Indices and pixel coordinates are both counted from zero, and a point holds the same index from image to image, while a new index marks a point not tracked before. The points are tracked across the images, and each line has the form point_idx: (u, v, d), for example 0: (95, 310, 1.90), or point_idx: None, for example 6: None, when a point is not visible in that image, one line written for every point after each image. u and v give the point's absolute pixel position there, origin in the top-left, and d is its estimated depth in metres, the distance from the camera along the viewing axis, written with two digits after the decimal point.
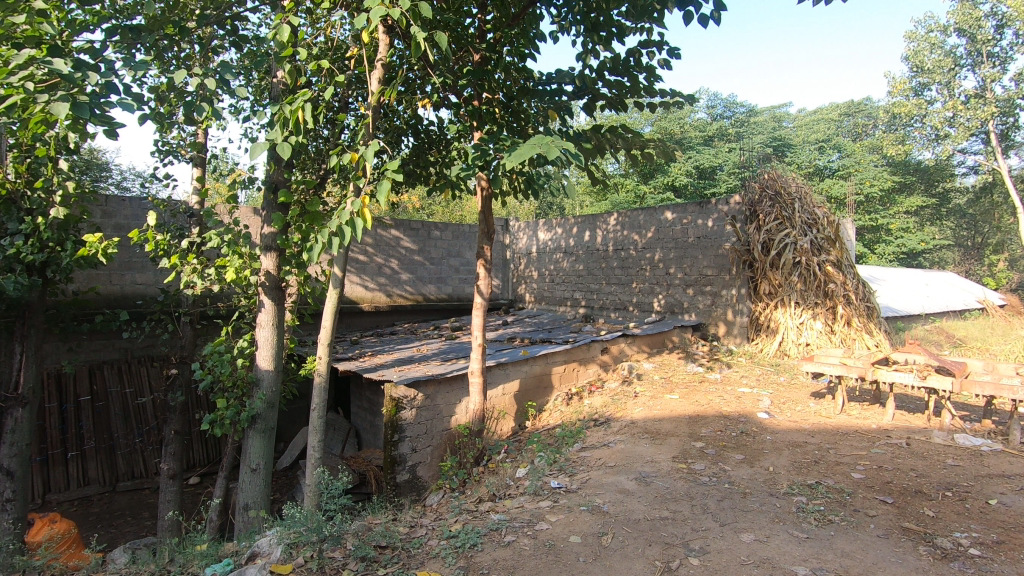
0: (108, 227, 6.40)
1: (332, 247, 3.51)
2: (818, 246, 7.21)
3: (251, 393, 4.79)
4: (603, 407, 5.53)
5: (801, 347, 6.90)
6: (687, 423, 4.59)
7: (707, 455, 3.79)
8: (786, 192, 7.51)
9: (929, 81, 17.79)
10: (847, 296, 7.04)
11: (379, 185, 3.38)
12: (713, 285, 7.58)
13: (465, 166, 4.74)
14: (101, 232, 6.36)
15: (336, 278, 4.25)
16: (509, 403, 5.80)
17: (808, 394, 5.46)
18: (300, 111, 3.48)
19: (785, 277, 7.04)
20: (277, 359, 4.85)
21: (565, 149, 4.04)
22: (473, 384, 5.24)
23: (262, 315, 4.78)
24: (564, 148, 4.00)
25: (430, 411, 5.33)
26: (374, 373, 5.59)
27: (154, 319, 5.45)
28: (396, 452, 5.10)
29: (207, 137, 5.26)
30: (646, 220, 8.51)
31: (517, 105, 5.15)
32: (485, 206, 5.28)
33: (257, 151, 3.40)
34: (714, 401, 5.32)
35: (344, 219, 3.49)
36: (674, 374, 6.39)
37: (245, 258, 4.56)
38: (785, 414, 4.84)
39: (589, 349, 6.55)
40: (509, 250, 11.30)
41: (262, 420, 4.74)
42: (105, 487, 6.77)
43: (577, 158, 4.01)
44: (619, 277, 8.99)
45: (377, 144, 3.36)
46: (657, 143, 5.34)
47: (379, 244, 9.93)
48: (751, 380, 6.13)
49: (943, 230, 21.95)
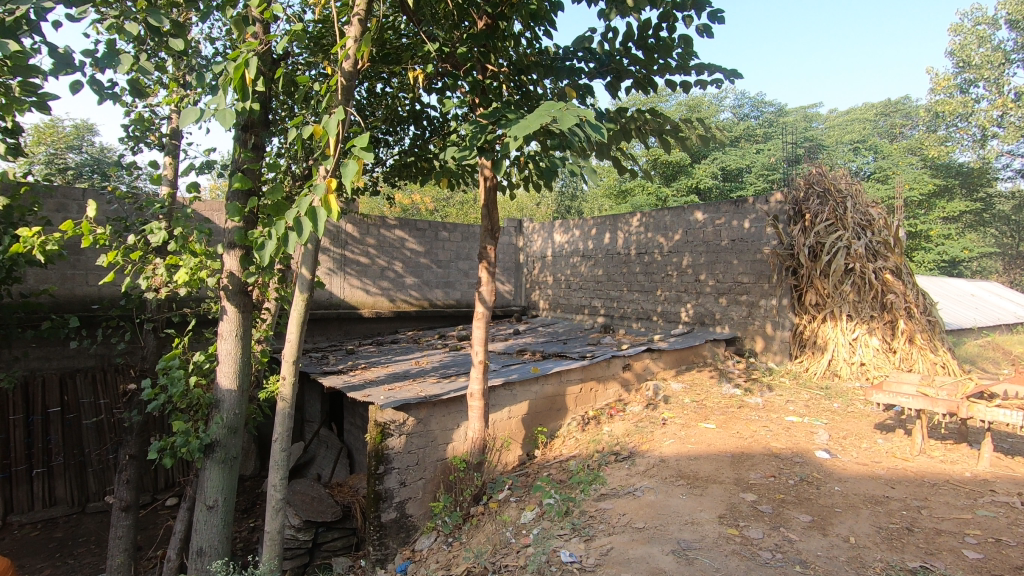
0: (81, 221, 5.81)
1: (287, 242, 2.71)
2: (874, 251, 6.28)
3: (210, 415, 4.06)
4: (626, 437, 4.71)
5: (855, 368, 5.99)
6: (731, 464, 3.74)
7: (763, 515, 2.96)
8: (836, 189, 6.60)
9: (975, 78, 16.61)
10: (908, 309, 6.12)
11: (343, 167, 2.54)
12: (749, 293, 6.72)
13: (462, 149, 4.01)
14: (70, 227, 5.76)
15: (303, 281, 3.47)
16: (515, 428, 5.01)
17: (872, 427, 4.59)
18: (245, 68, 2.75)
19: (836, 287, 6.16)
20: (241, 376, 4.09)
21: (587, 124, 3.20)
22: (472, 408, 4.49)
23: (224, 324, 4.04)
24: (586, 119, 3.19)
25: (423, 439, 4.56)
26: (359, 392, 4.84)
27: (111, 325, 4.77)
28: (381, 487, 4.38)
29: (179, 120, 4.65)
30: (673, 221, 7.69)
31: (524, 66, 4.29)
32: (488, 200, 4.50)
33: (190, 115, 2.74)
34: (759, 433, 4.46)
35: (303, 208, 2.69)
36: (707, 397, 5.53)
37: (201, 256, 3.85)
38: (850, 454, 3.97)
39: (608, 366, 5.72)
40: (522, 253, 10.51)
41: (221, 448, 4.01)
42: (73, 508, 6.15)
43: (597, 129, 3.22)
44: (642, 283, 8.15)
45: (339, 113, 2.59)
46: (694, 129, 4.50)
47: (382, 245, 9.26)
48: (799, 407, 5.26)
49: (986, 237, 20.67)
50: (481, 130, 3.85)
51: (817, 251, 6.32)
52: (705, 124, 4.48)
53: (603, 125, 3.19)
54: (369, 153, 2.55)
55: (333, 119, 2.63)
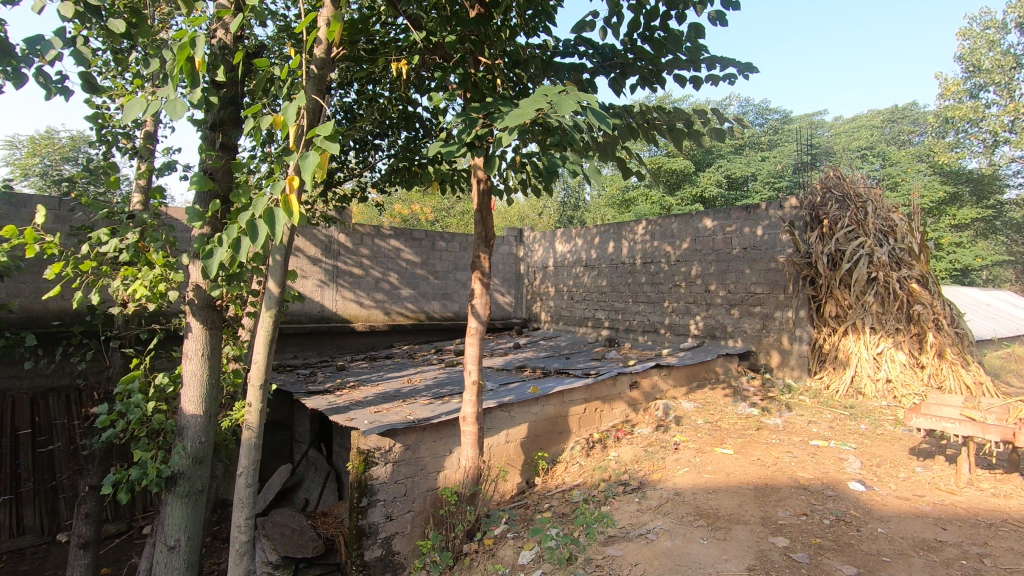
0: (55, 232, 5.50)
1: (240, 250, 2.32)
2: (898, 259, 5.85)
3: (174, 444, 3.65)
4: (635, 464, 4.30)
5: (880, 385, 5.54)
6: (754, 500, 3.33)
7: (798, 567, 2.56)
8: (855, 194, 6.20)
9: (986, 82, 16.30)
10: (936, 321, 5.67)
11: (302, 160, 2.15)
12: (763, 305, 6.33)
13: (448, 142, 3.36)
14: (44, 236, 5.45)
15: (271, 295, 3.06)
16: (513, 453, 4.60)
17: (907, 452, 4.16)
18: (192, 47, 2.32)
19: (857, 297, 5.75)
20: (208, 401, 3.68)
21: (590, 111, 2.78)
22: (465, 434, 4.07)
23: (188, 343, 3.65)
24: (588, 106, 2.77)
25: (412, 467, 4.15)
26: (342, 415, 4.43)
27: (74, 343, 4.40)
28: (364, 521, 3.96)
29: (157, 123, 4.37)
30: (681, 229, 7.31)
31: (521, 57, 3.90)
32: (482, 205, 4.10)
33: (133, 107, 2.33)
34: (782, 459, 4.04)
35: (259, 209, 2.30)
36: (722, 418, 5.11)
37: (161, 268, 3.43)
38: (889, 486, 3.54)
39: (614, 385, 5.29)
40: (523, 264, 10.12)
41: (184, 481, 3.61)
42: (42, 538, 5.52)
43: (604, 117, 2.81)
44: (649, 294, 7.74)
45: (299, 99, 2.21)
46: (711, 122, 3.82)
47: (376, 255, 8.92)
48: (823, 429, 4.82)
49: (998, 246, 20.18)
50: (468, 125, 3.22)
51: (837, 258, 5.91)
52: (724, 115, 3.80)
53: (609, 115, 2.74)
54: (333, 143, 2.16)
55: (293, 105, 2.24)
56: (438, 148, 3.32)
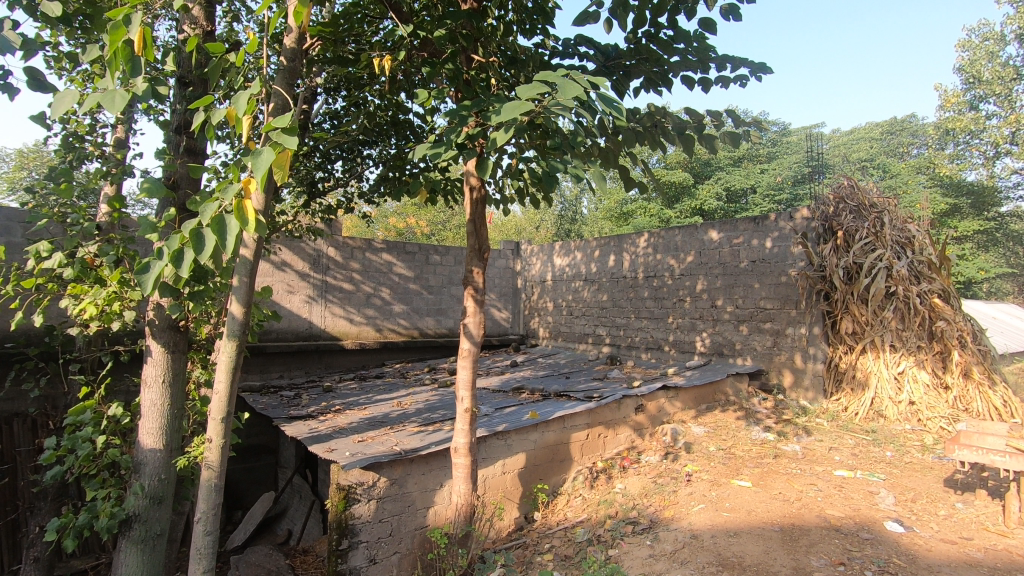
0: (23, 247, 5.16)
1: (181, 263, 2.00)
2: (917, 272, 5.52)
3: (130, 482, 3.27)
4: (644, 499, 3.92)
5: (903, 408, 5.18)
6: (783, 545, 2.97)
7: None
8: (869, 204, 5.89)
9: (987, 93, 16.14)
10: (960, 338, 5.31)
11: (256, 157, 1.88)
12: (774, 321, 5.99)
13: (436, 143, 3.03)
14: (10, 252, 5.10)
15: (233, 318, 2.71)
16: (510, 485, 4.22)
17: (943, 485, 3.79)
18: (129, 28, 2.03)
19: (875, 314, 5.42)
20: (169, 434, 3.30)
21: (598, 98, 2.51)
22: (456, 467, 3.69)
23: (148, 369, 3.28)
24: (596, 92, 2.48)
25: (399, 503, 3.76)
26: (322, 445, 4.04)
27: (31, 368, 4.04)
28: (344, 566, 3.57)
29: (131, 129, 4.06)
30: (685, 242, 6.98)
31: (517, 56, 3.57)
32: (475, 215, 3.76)
33: (62, 99, 2.09)
34: (807, 493, 3.68)
35: (207, 217, 1.99)
36: (735, 443, 4.75)
37: (115, 285, 3.10)
38: (930, 527, 3.18)
39: (619, 409, 4.92)
40: (520, 278, 9.77)
41: (139, 525, 3.21)
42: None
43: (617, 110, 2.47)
44: (652, 309, 7.39)
45: (254, 88, 1.94)
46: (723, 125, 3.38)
47: (368, 270, 8.57)
48: (846, 456, 4.44)
49: (1002, 258, 19.86)
50: (457, 120, 2.89)
51: (853, 272, 5.59)
52: (739, 119, 3.34)
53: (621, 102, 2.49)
54: (292, 139, 1.89)
55: (244, 93, 1.96)
56: (424, 150, 2.97)
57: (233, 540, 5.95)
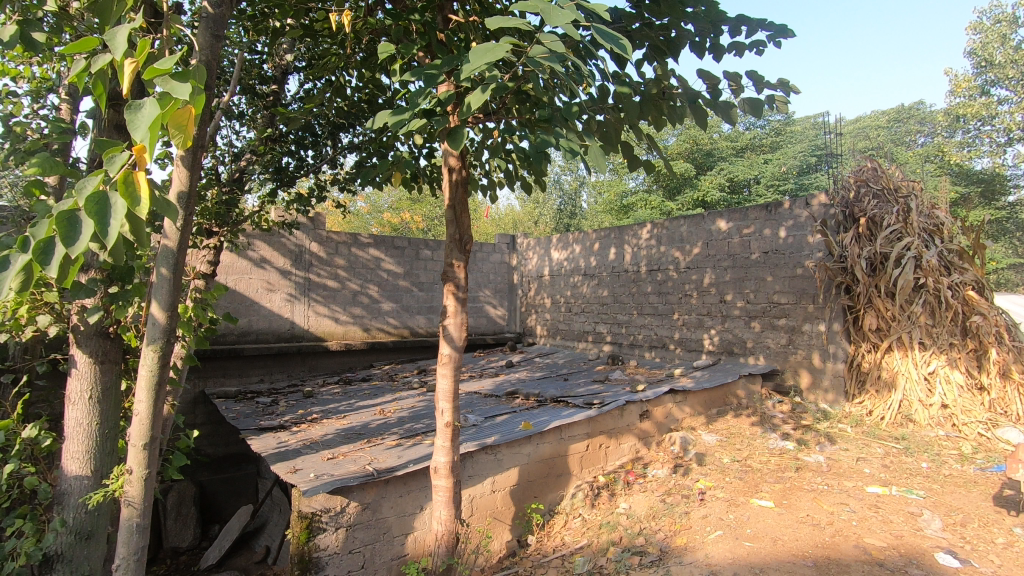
0: None
1: (50, 258, 1.49)
2: (947, 263, 5.03)
3: (52, 513, 2.81)
4: (652, 522, 3.46)
5: (934, 412, 4.69)
6: None
7: None
8: (894, 188, 5.39)
9: (999, 78, 15.56)
10: (997, 334, 4.82)
11: (135, 111, 1.38)
12: (789, 317, 5.52)
13: (399, 110, 2.52)
14: None
15: (153, 322, 2.16)
16: (500, 505, 3.75)
17: (994, 504, 3.32)
18: None
19: (902, 308, 4.93)
20: (97, 459, 2.79)
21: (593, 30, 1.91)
22: (437, 490, 3.19)
23: (71, 383, 2.77)
24: (591, 23, 1.87)
25: (372, 530, 3.29)
26: (288, 464, 3.56)
27: None
28: None
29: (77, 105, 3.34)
30: (691, 232, 6.49)
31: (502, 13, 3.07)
32: (455, 199, 3.26)
33: None
34: (838, 515, 3.22)
35: (84, 196, 1.48)
36: (751, 453, 4.29)
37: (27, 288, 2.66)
38: (989, 560, 2.71)
39: (622, 416, 4.44)
40: (516, 273, 9.29)
41: (63, 565, 2.76)
42: None
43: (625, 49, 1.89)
44: (655, 305, 6.91)
45: (136, 21, 1.44)
46: (742, 90, 2.83)
47: (353, 266, 8.09)
48: (877, 468, 3.98)
49: (1013, 249, 19.29)
50: (424, 82, 2.39)
51: (877, 262, 5.11)
52: (762, 80, 2.78)
53: (626, 37, 1.86)
54: (185, 85, 1.40)
55: (124, 28, 1.45)
56: (387, 116, 2.47)
57: (209, 558, 5.45)
